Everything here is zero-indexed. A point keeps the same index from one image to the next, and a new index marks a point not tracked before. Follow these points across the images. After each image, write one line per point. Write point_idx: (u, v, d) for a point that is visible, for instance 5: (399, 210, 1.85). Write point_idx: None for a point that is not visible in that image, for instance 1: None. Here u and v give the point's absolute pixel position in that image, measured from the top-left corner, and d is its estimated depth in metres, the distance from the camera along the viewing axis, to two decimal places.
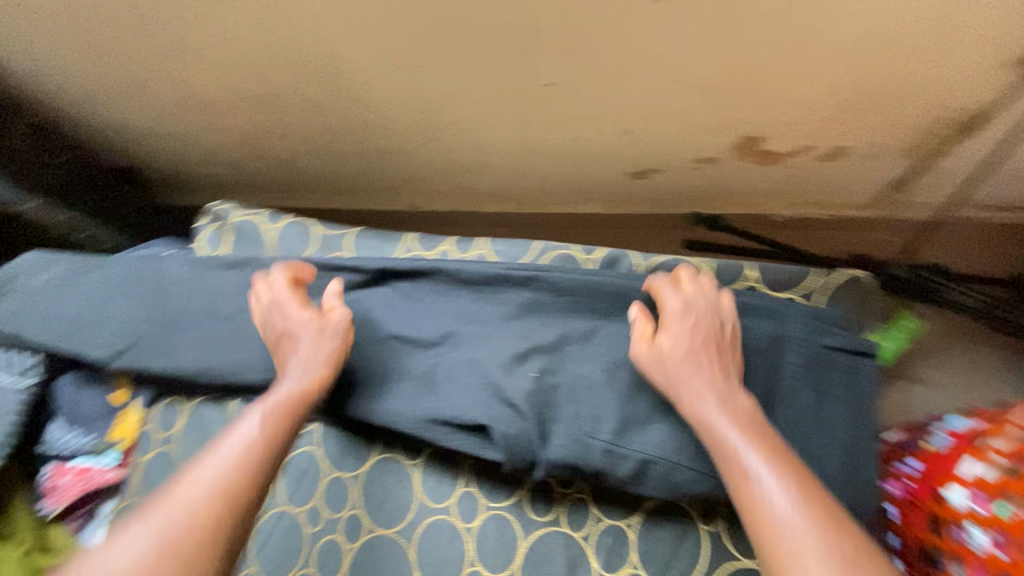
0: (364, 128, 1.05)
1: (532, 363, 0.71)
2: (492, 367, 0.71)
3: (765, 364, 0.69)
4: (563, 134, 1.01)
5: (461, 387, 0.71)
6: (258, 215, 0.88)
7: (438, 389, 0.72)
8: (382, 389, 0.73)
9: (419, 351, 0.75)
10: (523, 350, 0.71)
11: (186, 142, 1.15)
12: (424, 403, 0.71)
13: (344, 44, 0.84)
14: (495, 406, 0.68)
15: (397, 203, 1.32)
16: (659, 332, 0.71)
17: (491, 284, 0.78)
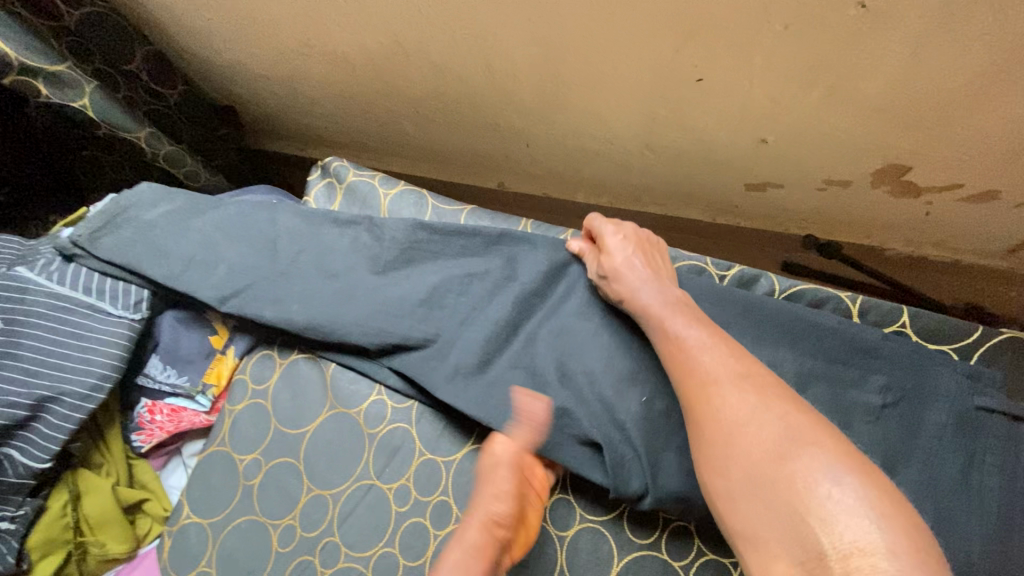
0: (480, 100, 1.01)
1: (643, 386, 0.67)
2: (603, 383, 0.68)
3: (899, 421, 0.64)
4: (691, 134, 0.95)
5: (569, 399, 0.68)
6: (372, 177, 0.85)
7: (543, 397, 0.69)
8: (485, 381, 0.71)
9: (525, 345, 0.73)
10: (635, 369, 0.68)
11: (292, 88, 1.13)
12: (527, 410, 0.68)
13: (492, 9, 0.80)
14: (605, 425, 0.66)
15: (486, 180, 1.28)
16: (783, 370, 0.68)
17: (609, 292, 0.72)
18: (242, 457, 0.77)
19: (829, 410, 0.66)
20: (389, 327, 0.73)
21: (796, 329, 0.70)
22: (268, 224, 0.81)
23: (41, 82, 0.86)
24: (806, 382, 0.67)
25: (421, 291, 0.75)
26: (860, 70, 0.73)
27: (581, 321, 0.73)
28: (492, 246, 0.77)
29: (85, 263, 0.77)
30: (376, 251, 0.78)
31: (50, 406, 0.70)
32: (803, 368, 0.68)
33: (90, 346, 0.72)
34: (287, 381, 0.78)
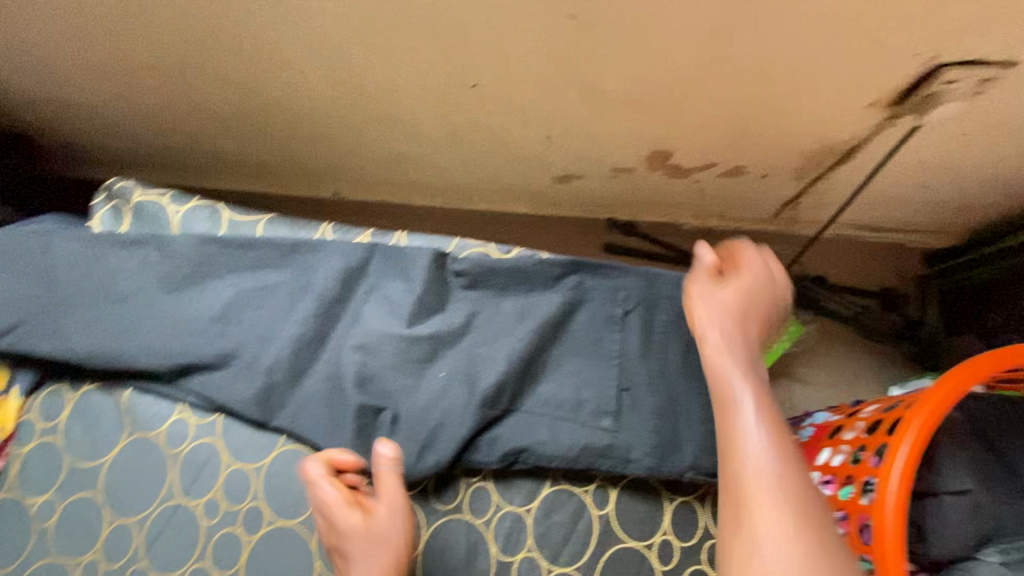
0: (288, 112, 1.03)
1: (424, 325, 0.74)
2: (388, 326, 0.74)
3: (638, 324, 0.75)
4: (488, 134, 1.04)
5: (362, 347, 0.73)
6: (162, 196, 0.84)
7: (337, 350, 0.74)
8: (290, 387, 0.73)
9: (320, 319, 0.75)
10: (413, 311, 0.75)
11: (86, 111, 1.08)
12: (324, 364, 0.74)
13: (268, 25, 0.83)
14: (394, 363, 0.73)
15: (323, 190, 1.30)
16: (552, 306, 0.75)
17: (395, 249, 0.78)
18: (33, 501, 0.73)
19: (588, 335, 0.75)
20: (182, 345, 0.74)
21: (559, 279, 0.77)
22: (42, 253, 0.77)
23: None
24: (569, 311, 0.75)
25: (215, 308, 0.76)
26: (597, 73, 0.85)
27: (378, 315, 0.75)
28: (287, 257, 0.78)
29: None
30: (164, 268, 0.77)
31: None
32: (566, 300, 0.75)
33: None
34: (77, 415, 0.75)
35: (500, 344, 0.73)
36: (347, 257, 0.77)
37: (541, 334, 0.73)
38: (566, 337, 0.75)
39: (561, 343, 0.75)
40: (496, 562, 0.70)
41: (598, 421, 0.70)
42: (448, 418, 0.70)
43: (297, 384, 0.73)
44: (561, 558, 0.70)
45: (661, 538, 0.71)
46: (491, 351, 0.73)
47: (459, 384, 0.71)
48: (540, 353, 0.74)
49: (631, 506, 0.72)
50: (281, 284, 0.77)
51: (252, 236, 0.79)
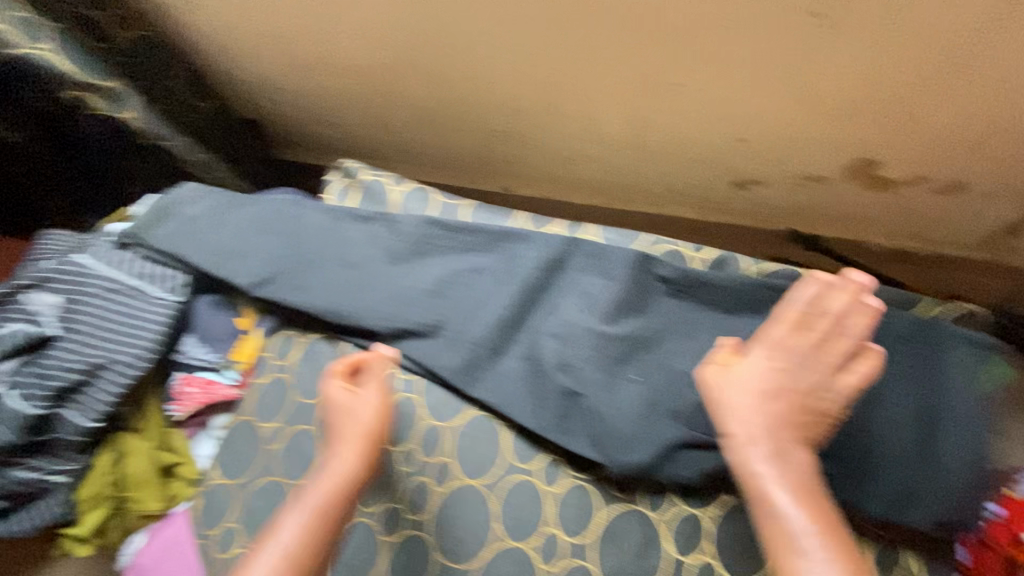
0: (485, 109, 1.11)
1: (624, 329, 0.77)
2: (593, 326, 0.77)
3: (862, 369, 0.71)
4: (677, 135, 1.04)
5: (565, 343, 0.77)
6: (385, 177, 0.95)
7: (538, 343, 0.78)
8: (488, 363, 0.79)
9: (520, 308, 0.81)
10: (613, 315, 0.78)
11: (313, 104, 1.24)
12: (522, 349, 0.79)
13: (497, 26, 0.91)
14: (595, 365, 0.75)
15: (492, 184, 1.38)
16: (758, 327, 0.74)
17: (600, 252, 0.81)
18: (265, 424, 0.85)
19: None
20: (401, 314, 0.83)
21: (771, 297, 0.75)
22: (294, 219, 0.90)
23: (93, 95, 0.97)
24: None
25: (429, 282, 0.85)
26: (823, 69, 0.84)
27: (576, 309, 0.79)
28: (495, 243, 0.85)
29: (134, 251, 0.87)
30: (390, 244, 0.89)
31: (102, 373, 0.77)
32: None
33: (138, 320, 0.81)
34: (306, 356, 0.87)
35: (701, 357, 0.74)
36: (552, 248, 0.83)
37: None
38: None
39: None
40: (672, 560, 0.70)
41: (819, 461, 0.69)
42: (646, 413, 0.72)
43: (495, 361, 0.79)
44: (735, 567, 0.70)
45: None
46: (691, 361, 0.74)
47: (659, 389, 0.73)
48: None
49: None
50: (489, 269, 0.84)
51: (465, 222, 0.87)
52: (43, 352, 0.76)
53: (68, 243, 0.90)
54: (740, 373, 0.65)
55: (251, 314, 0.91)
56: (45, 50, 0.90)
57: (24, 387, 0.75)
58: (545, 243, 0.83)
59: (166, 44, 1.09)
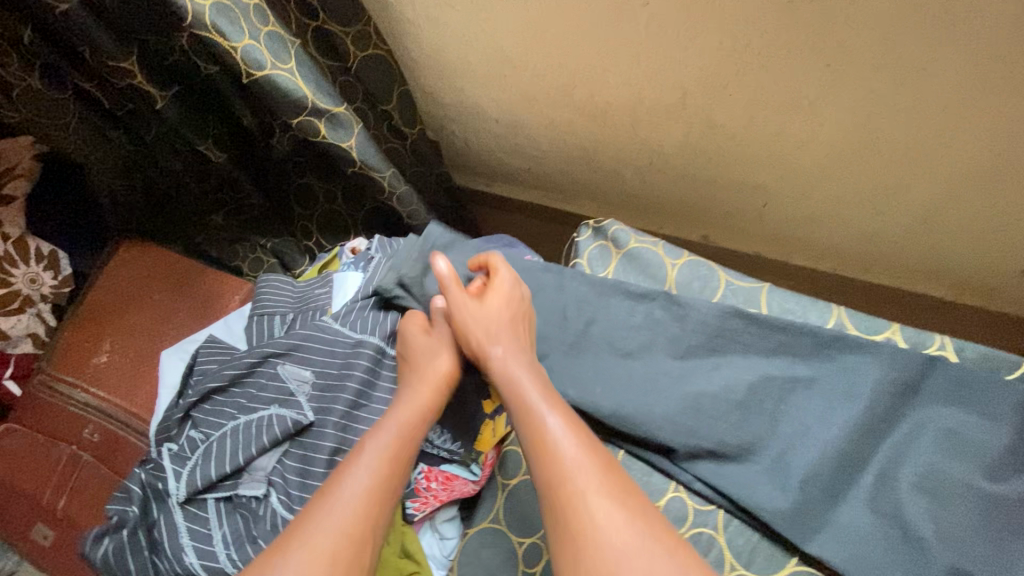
0: (739, 163, 0.95)
1: (1017, 493, 0.60)
2: (974, 484, 0.61)
3: None
4: (996, 214, 0.86)
5: (936, 504, 0.61)
6: (656, 245, 0.80)
7: (896, 498, 0.62)
8: (826, 515, 0.63)
9: (864, 442, 0.65)
10: (998, 472, 0.61)
11: (516, 133, 1.10)
12: (871, 499, 0.63)
13: (830, 77, 0.74)
14: (985, 541, 0.59)
15: (689, 232, 1.21)
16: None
17: (969, 380, 0.64)
18: (519, 539, 0.71)
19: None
20: (702, 430, 0.67)
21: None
22: (556, 290, 0.78)
23: (321, 122, 0.85)
24: None
25: (736, 392, 0.68)
26: None
27: (945, 456, 0.62)
28: (819, 352, 0.69)
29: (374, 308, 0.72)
30: (677, 334, 0.73)
31: None
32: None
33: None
34: None
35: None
36: (904, 370, 0.66)
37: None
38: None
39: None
40: None
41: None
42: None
43: (833, 510, 0.63)
44: None
45: None
46: None
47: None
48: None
49: None
50: (812, 382, 0.68)
51: (777, 319, 0.71)
52: (305, 443, 0.62)
53: (291, 298, 0.79)
54: (488, 303, 0.67)
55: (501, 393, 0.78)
56: (291, 72, 0.78)
57: (287, 487, 0.60)
58: (893, 357, 0.66)
59: (394, 64, 0.93)
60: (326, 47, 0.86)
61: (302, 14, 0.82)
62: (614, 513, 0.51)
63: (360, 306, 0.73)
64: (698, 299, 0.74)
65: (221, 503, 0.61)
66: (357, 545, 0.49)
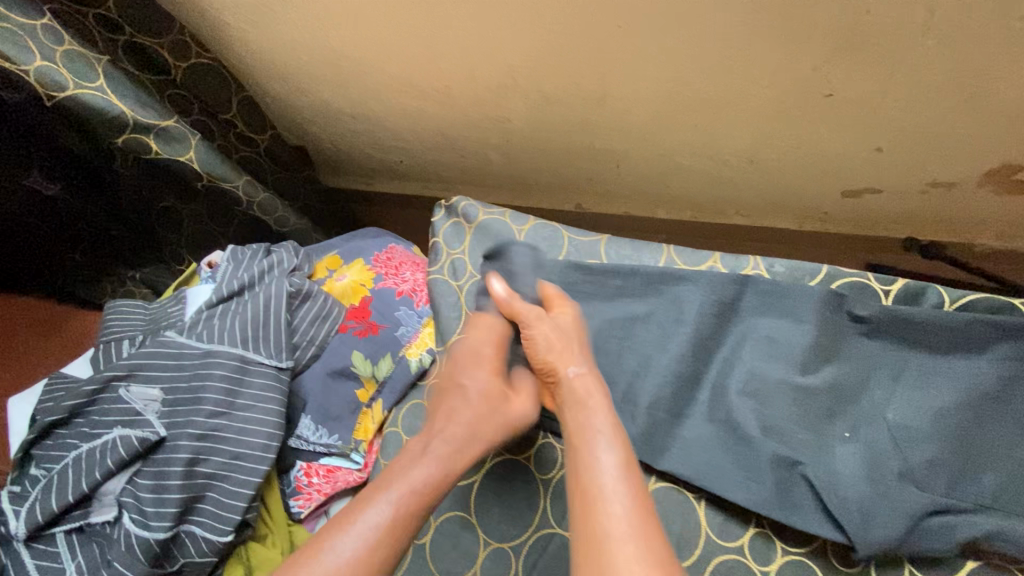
0: (580, 128, 1.00)
1: (820, 379, 0.68)
2: (785, 379, 0.69)
3: None
4: (801, 147, 0.95)
5: (757, 404, 0.68)
6: (504, 215, 0.84)
7: (724, 405, 0.69)
8: (672, 433, 0.69)
9: (696, 363, 0.71)
10: (806, 366, 0.69)
11: (373, 127, 1.10)
12: (704, 410, 0.70)
13: (625, 43, 0.79)
14: (795, 428, 0.66)
15: (564, 201, 1.27)
16: (980, 368, 0.65)
17: (775, 292, 0.73)
18: None
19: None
20: None
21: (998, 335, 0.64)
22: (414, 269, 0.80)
23: (151, 138, 0.83)
24: (1010, 380, 0.63)
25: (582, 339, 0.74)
26: (1009, 76, 0.75)
27: (763, 360, 0.70)
28: (651, 289, 0.76)
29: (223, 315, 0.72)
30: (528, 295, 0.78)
31: (226, 475, 0.63)
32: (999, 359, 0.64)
33: (254, 398, 0.66)
34: None
35: (918, 404, 0.65)
36: (722, 292, 0.73)
37: (975, 398, 0.63)
38: (1006, 401, 0.63)
39: (1003, 406, 0.63)
40: None
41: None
42: (882, 477, 0.62)
43: (677, 428, 0.70)
44: None
45: None
46: (909, 410, 0.65)
47: (879, 448, 0.64)
48: (981, 416, 0.63)
49: None
50: (645, 318, 0.75)
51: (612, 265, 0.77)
52: (156, 458, 0.62)
53: (142, 321, 0.77)
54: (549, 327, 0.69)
55: (374, 380, 0.77)
56: (101, 90, 0.77)
57: (139, 504, 0.59)
58: (713, 283, 0.74)
59: (224, 69, 0.92)
60: (142, 61, 0.85)
61: (104, 28, 0.80)
62: (629, 525, 0.50)
63: (207, 316, 0.71)
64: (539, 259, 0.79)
65: (72, 535, 0.60)
66: (354, 559, 0.50)
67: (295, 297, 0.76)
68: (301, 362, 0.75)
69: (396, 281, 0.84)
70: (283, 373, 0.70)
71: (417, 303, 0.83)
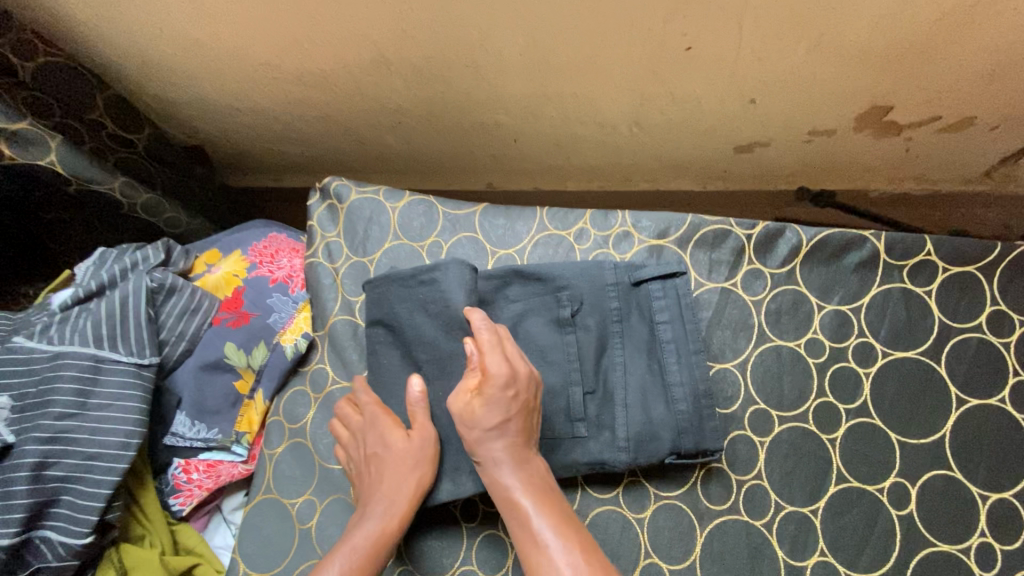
0: (465, 101, 0.99)
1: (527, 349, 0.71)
2: None
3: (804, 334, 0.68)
4: (680, 104, 0.95)
5: None
6: (377, 194, 0.83)
7: None
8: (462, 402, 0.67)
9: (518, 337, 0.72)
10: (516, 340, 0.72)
11: (262, 120, 1.08)
12: None
13: (478, 8, 0.79)
14: None
15: (473, 182, 1.26)
16: (649, 307, 0.71)
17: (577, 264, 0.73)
18: (293, 500, 0.72)
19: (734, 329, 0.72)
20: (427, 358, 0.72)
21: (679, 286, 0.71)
22: (278, 286, 0.81)
23: (3, 145, 0.81)
24: (669, 313, 0.70)
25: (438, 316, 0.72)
26: (849, 17, 0.76)
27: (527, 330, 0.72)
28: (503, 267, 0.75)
29: (76, 315, 0.69)
30: None
31: (82, 477, 0.61)
32: (605, 312, 0.71)
33: (109, 397, 0.64)
34: (324, 413, 0.75)
35: (562, 363, 0.69)
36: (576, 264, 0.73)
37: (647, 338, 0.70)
38: (609, 348, 0.70)
39: (607, 351, 0.70)
40: (786, 567, 0.64)
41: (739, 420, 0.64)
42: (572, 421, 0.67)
43: None
44: (860, 563, 0.64)
45: (978, 541, 0.63)
46: (608, 365, 0.69)
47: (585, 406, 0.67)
48: (689, 359, 0.68)
49: (936, 504, 0.64)
50: (392, 283, 0.73)
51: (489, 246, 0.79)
52: (1, 467, 0.60)
53: (6, 327, 0.75)
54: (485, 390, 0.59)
55: (250, 370, 0.75)
56: None
57: None
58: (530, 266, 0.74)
59: (83, 70, 0.91)
60: None
61: None
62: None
63: (60, 318, 0.69)
64: (407, 256, 0.80)
65: None
66: None
67: (159, 291, 0.73)
68: (171, 357, 0.73)
69: (270, 268, 0.82)
70: (144, 369, 0.67)
71: (293, 290, 0.82)
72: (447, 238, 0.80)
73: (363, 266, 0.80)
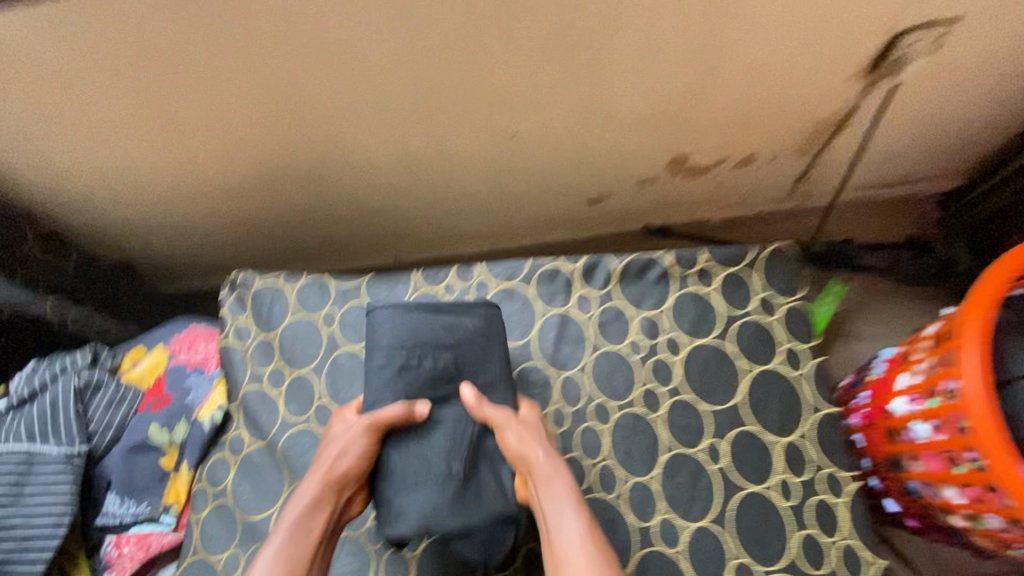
0: (355, 193, 1.19)
1: None
2: None
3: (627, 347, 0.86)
4: (526, 173, 1.18)
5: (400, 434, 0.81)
6: (277, 279, 0.99)
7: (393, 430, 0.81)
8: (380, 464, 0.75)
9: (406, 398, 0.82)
10: None
11: (181, 232, 1.24)
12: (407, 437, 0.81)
13: (339, 125, 0.99)
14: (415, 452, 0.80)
15: (384, 257, 1.45)
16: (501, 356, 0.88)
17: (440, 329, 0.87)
18: (218, 555, 0.81)
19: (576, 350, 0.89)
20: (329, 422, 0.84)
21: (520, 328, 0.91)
22: (195, 371, 0.94)
23: None
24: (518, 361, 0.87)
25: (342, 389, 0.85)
26: (621, 100, 1.00)
27: None
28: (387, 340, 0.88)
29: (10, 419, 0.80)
30: (298, 352, 0.93)
31: (23, 556, 0.71)
32: None
33: (43, 484, 0.74)
34: (242, 474, 0.86)
35: None
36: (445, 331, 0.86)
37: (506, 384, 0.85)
38: None
39: None
40: (636, 529, 0.78)
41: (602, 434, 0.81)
42: None
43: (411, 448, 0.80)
44: (694, 514, 0.78)
45: (778, 478, 0.79)
46: None
47: None
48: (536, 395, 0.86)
49: (743, 456, 0.81)
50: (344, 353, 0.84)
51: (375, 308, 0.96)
52: None
53: None
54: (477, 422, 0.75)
55: (173, 446, 0.86)
56: None
57: None
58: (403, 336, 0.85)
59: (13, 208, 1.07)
60: None
61: None
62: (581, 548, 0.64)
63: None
64: (305, 327, 0.95)
65: None
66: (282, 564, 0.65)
67: (86, 389, 0.85)
68: (100, 446, 0.84)
69: (188, 355, 0.95)
70: (73, 457, 0.78)
71: (210, 370, 0.95)
72: (338, 308, 0.96)
73: (270, 342, 0.95)
